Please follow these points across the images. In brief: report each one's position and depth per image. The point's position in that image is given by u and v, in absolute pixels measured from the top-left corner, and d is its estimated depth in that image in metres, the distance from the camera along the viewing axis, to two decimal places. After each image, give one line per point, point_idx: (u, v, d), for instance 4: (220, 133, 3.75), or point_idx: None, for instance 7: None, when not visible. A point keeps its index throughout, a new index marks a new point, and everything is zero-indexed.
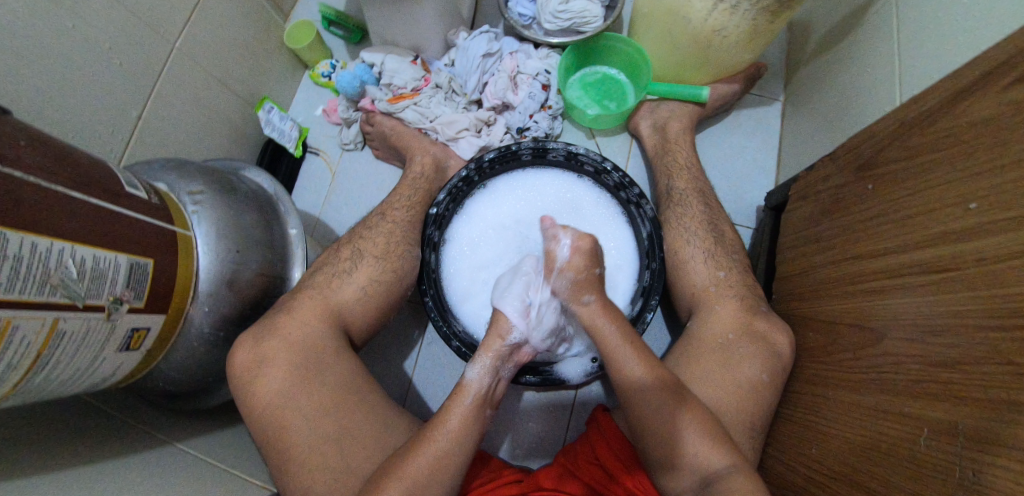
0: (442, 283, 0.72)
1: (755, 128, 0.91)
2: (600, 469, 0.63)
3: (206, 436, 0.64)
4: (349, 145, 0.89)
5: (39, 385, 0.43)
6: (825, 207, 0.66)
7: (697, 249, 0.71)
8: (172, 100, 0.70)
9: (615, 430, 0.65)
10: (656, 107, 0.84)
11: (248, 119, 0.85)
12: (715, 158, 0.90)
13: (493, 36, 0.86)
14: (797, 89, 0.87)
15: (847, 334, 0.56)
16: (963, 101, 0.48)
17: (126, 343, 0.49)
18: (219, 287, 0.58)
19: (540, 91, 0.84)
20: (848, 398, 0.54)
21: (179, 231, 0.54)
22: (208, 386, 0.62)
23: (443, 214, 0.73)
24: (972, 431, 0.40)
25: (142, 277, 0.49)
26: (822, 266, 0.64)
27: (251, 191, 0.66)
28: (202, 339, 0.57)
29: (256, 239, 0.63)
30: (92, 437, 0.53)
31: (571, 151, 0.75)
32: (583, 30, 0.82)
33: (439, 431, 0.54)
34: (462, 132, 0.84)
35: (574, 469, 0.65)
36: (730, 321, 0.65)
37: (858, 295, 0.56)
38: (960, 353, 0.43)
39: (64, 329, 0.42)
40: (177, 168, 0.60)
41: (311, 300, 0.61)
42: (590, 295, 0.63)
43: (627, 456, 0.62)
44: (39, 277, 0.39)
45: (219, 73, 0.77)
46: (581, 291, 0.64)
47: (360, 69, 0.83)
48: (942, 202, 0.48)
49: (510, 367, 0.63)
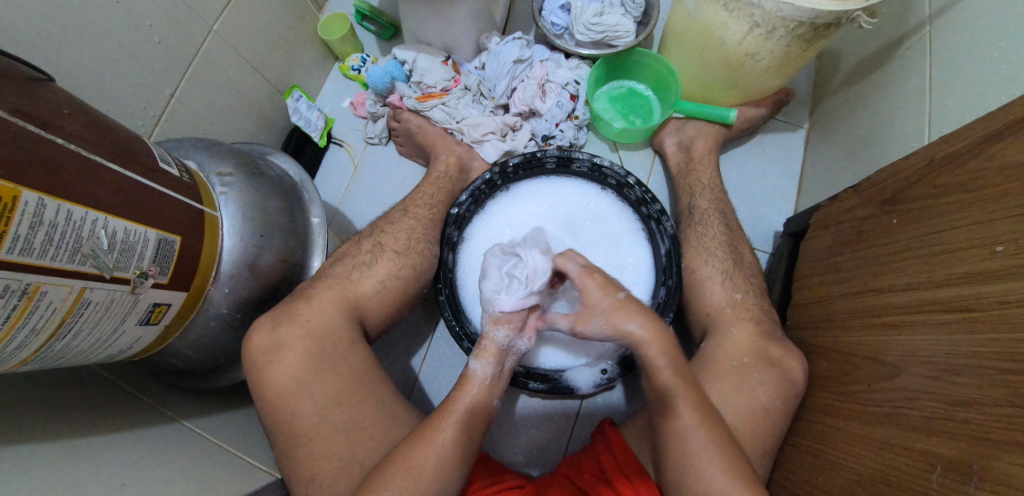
0: (457, 282, 0.73)
1: (778, 153, 0.91)
2: (603, 481, 0.63)
3: (214, 417, 0.64)
4: (374, 139, 0.90)
5: (59, 352, 0.44)
6: (847, 237, 0.66)
7: (715, 270, 0.71)
8: (205, 81, 0.71)
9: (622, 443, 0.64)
10: (682, 125, 0.85)
11: (277, 106, 0.86)
12: (736, 180, 0.90)
13: (526, 43, 0.86)
14: (823, 118, 0.88)
15: (862, 366, 0.56)
16: (996, 143, 0.48)
17: (147, 317, 0.49)
18: (240, 270, 0.58)
19: (568, 101, 0.85)
20: (859, 429, 0.54)
21: (206, 211, 0.54)
22: (219, 367, 0.62)
23: (464, 214, 0.73)
24: (986, 472, 0.40)
25: (168, 253, 0.49)
26: (840, 296, 0.64)
27: (278, 177, 0.67)
28: (219, 319, 0.58)
29: (278, 225, 0.63)
30: (102, 408, 0.53)
31: (595, 162, 0.76)
32: (615, 44, 0.83)
33: (445, 420, 0.55)
34: (487, 135, 0.83)
35: (577, 479, 0.64)
36: (743, 344, 0.65)
37: (875, 328, 0.56)
38: (980, 393, 0.43)
39: (89, 298, 0.43)
40: (208, 148, 0.61)
41: (330, 289, 0.61)
42: (632, 323, 0.57)
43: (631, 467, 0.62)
44: (71, 245, 0.40)
45: (252, 58, 0.78)
46: (624, 318, 0.57)
47: (392, 65, 0.84)
48: (968, 242, 0.48)
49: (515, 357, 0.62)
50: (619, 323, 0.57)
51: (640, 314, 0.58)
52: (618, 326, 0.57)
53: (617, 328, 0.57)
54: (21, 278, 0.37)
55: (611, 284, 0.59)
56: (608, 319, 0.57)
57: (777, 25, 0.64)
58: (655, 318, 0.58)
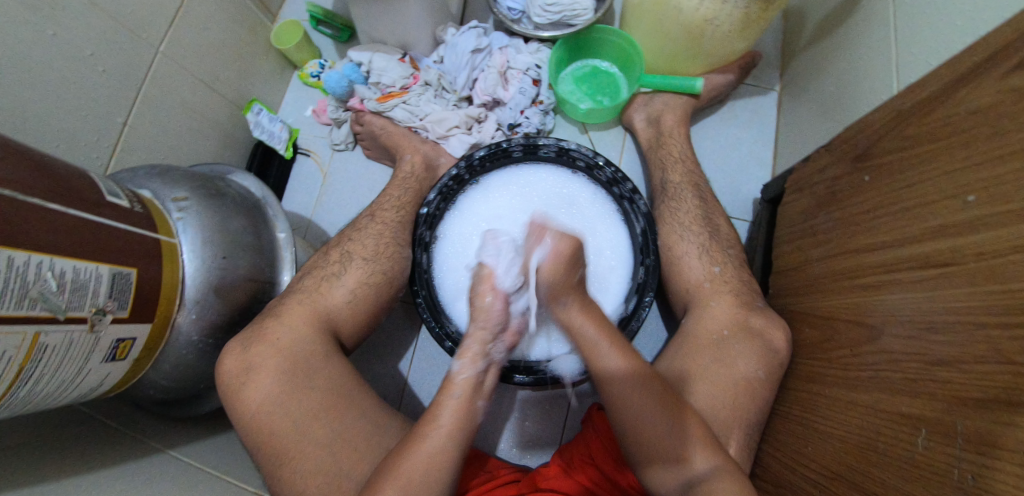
0: (434, 282, 0.71)
1: (752, 119, 0.89)
2: (596, 469, 0.64)
3: (201, 442, 0.64)
4: (339, 145, 0.88)
5: (25, 398, 0.43)
6: (821, 199, 0.65)
7: (692, 245, 0.70)
8: (157, 105, 0.69)
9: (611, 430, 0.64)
10: (649, 100, 0.83)
11: (237, 121, 0.84)
12: (711, 150, 0.89)
13: (483, 31, 0.84)
14: (794, 77, 0.85)
15: (844, 330, 0.55)
16: (959, 90, 0.47)
17: (113, 353, 0.49)
18: (206, 294, 0.57)
19: (531, 86, 0.82)
20: (844, 395, 0.53)
21: (162, 239, 0.54)
22: (200, 392, 0.62)
23: (434, 214, 0.72)
24: (970, 431, 0.39)
25: (125, 286, 0.48)
26: (818, 260, 0.62)
27: (238, 195, 0.66)
28: (191, 346, 0.57)
29: (243, 244, 0.62)
30: (83, 446, 0.53)
31: (562, 146, 0.74)
32: (574, 23, 0.80)
33: (431, 429, 0.54)
34: (452, 129, 0.82)
35: (570, 469, 0.65)
36: (725, 318, 0.64)
37: (854, 290, 0.55)
38: (958, 351, 0.42)
39: (46, 342, 0.42)
40: (162, 174, 0.60)
41: (300, 304, 0.60)
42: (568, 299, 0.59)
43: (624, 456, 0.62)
44: (18, 290, 0.39)
45: (205, 76, 0.76)
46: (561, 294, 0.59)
47: (348, 68, 0.82)
48: (939, 194, 0.46)
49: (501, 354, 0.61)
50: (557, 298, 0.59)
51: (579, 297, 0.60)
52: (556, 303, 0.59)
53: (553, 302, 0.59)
54: None
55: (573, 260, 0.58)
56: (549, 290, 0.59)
57: None
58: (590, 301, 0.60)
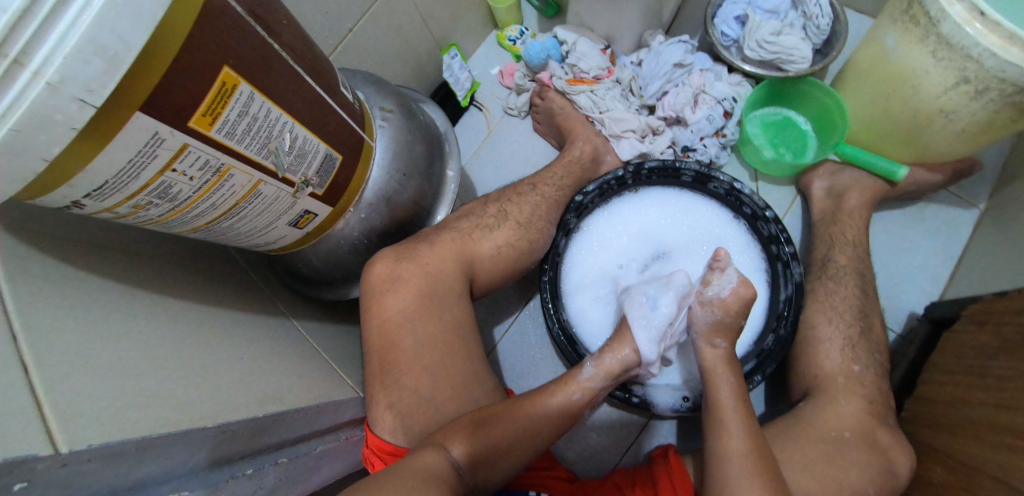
0: (563, 268, 0.72)
1: (940, 229, 0.81)
2: None
3: (319, 326, 0.69)
4: (513, 111, 0.91)
5: (224, 229, 0.49)
6: (1007, 341, 0.58)
7: (838, 333, 0.66)
8: (382, 21, 0.75)
9: (683, 475, 0.62)
10: (838, 172, 0.78)
11: (433, 59, 0.89)
12: (882, 245, 0.82)
13: (689, 48, 0.83)
14: (1008, 202, 0.76)
15: (990, 486, 0.49)
16: None
17: (296, 221, 0.54)
18: (379, 201, 0.61)
19: (721, 117, 0.80)
20: None
21: (366, 139, 0.58)
22: (335, 283, 0.67)
23: (586, 204, 0.73)
24: None
25: (329, 168, 0.53)
26: (979, 402, 0.56)
27: (426, 124, 0.70)
28: (349, 241, 0.62)
29: (419, 168, 0.66)
30: (236, 290, 0.59)
31: (734, 186, 0.72)
32: (785, 68, 0.77)
33: (533, 406, 0.55)
34: (627, 132, 0.81)
35: (626, 490, 0.63)
36: (850, 419, 0.60)
37: (1019, 449, 0.48)
38: None
39: (261, 191, 0.48)
40: (376, 84, 0.65)
41: (450, 240, 0.63)
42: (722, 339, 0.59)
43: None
44: (262, 139, 0.44)
45: (425, 9, 0.81)
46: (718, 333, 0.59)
47: (551, 43, 0.84)
48: None
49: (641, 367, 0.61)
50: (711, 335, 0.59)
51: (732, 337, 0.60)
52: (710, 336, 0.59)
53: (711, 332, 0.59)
54: (219, 156, 0.41)
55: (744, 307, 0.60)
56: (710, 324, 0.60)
57: (992, 86, 0.56)
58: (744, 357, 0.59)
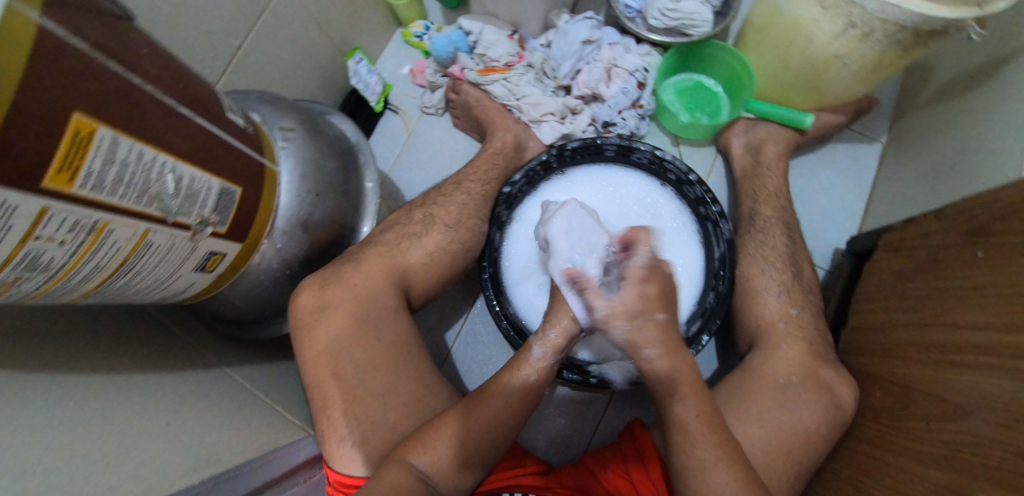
0: (502, 262, 0.71)
1: (850, 166, 0.85)
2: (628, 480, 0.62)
3: (255, 366, 0.65)
4: (430, 109, 0.88)
5: (119, 289, 0.45)
6: (921, 264, 0.62)
7: (772, 281, 0.68)
8: (272, 34, 0.70)
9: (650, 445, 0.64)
10: (752, 126, 0.80)
11: (337, 66, 0.85)
12: (801, 190, 0.85)
13: (596, 24, 0.82)
14: (905, 133, 0.81)
15: (924, 402, 0.53)
16: None
17: (203, 264, 0.50)
18: (294, 227, 0.58)
19: (635, 89, 0.80)
20: (910, 466, 0.51)
21: (267, 164, 0.54)
22: (264, 319, 0.63)
23: (516, 194, 0.71)
24: None
25: (229, 203, 0.49)
26: (905, 324, 0.60)
27: (336, 137, 0.66)
28: (270, 274, 0.58)
29: (334, 185, 0.63)
30: (153, 349, 0.54)
31: (657, 155, 0.73)
32: (690, 33, 0.77)
33: (490, 398, 0.53)
34: (547, 115, 0.80)
35: (601, 474, 0.64)
36: (792, 362, 0.62)
37: (947, 367, 0.52)
38: None
39: (152, 240, 0.43)
40: (272, 102, 0.61)
41: (379, 256, 0.60)
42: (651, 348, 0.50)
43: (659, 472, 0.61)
44: (140, 186, 0.40)
45: (319, 15, 0.77)
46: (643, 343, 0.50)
47: (456, 35, 0.81)
48: None
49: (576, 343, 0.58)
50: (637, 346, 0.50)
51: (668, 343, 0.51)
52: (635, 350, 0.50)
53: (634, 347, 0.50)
54: (90, 214, 0.37)
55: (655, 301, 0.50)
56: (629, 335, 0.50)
57: (878, 27, 0.59)
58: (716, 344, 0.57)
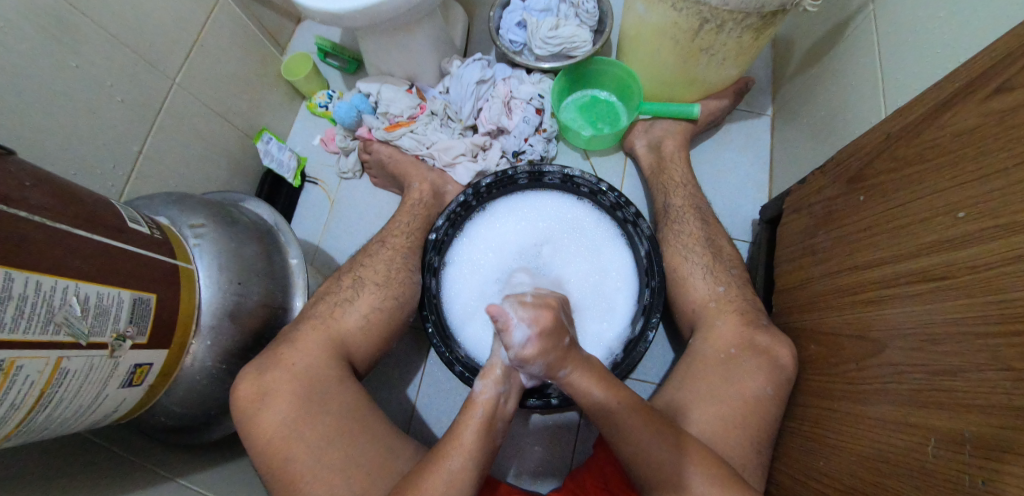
0: (443, 307, 0.72)
1: (747, 143, 0.92)
2: (611, 491, 0.63)
3: (212, 470, 0.63)
4: (347, 174, 0.90)
5: (42, 424, 0.43)
6: (819, 218, 0.66)
7: (696, 266, 0.72)
8: (171, 134, 0.71)
9: (626, 451, 0.64)
10: (650, 126, 0.86)
11: (247, 151, 0.86)
12: (709, 174, 0.92)
13: (486, 63, 0.87)
14: (784, 103, 0.89)
15: (849, 345, 0.55)
16: (947, 111, 0.49)
17: (130, 379, 0.49)
18: (220, 320, 0.58)
19: (534, 115, 0.85)
20: (854, 408, 0.51)
21: (181, 264, 0.55)
22: (211, 419, 0.62)
23: (444, 239, 0.73)
24: (978, 437, 0.38)
25: (144, 311, 0.49)
26: (820, 277, 0.63)
27: (252, 222, 0.67)
28: (204, 372, 0.57)
29: (256, 270, 0.63)
30: (94, 476, 0.52)
31: (566, 173, 0.76)
32: (574, 55, 0.84)
33: (453, 447, 0.54)
34: (458, 157, 0.84)
35: (584, 492, 0.64)
36: (729, 335, 0.66)
37: (857, 307, 0.55)
38: (961, 359, 0.41)
39: (67, 367, 0.42)
40: (178, 202, 0.61)
41: (313, 329, 0.61)
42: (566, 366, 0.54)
43: (637, 474, 0.62)
44: (43, 315, 0.40)
45: (218, 107, 0.78)
46: (558, 336, 0.60)
47: (357, 100, 0.84)
48: (932, 212, 0.48)
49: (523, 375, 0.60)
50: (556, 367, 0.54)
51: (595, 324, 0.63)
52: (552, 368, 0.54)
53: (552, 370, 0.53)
54: None
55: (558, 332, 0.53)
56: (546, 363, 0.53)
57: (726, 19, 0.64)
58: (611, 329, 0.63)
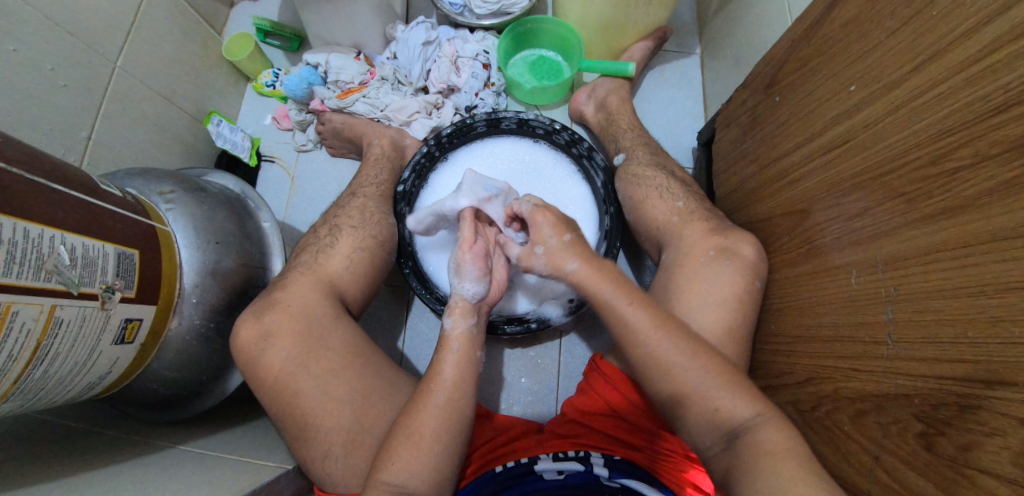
0: (418, 253, 0.79)
1: (680, 80, 1.01)
2: (610, 415, 0.66)
3: (211, 436, 0.64)
4: (305, 146, 0.91)
5: (40, 381, 0.44)
6: (746, 126, 0.74)
7: (651, 189, 0.76)
8: (119, 118, 0.70)
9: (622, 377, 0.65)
10: (593, 89, 0.93)
11: (198, 134, 0.85)
12: (651, 111, 0.99)
13: (430, 26, 0.90)
14: (709, 40, 0.98)
15: (782, 222, 0.63)
16: (834, 10, 0.57)
17: (121, 336, 0.50)
18: (203, 279, 0.59)
19: (482, 70, 0.90)
20: (791, 272, 0.60)
21: (157, 227, 0.55)
22: (201, 387, 0.63)
23: (410, 191, 0.79)
24: (885, 256, 0.46)
25: (130, 266, 0.49)
26: (752, 176, 0.71)
27: (219, 191, 0.67)
28: (194, 331, 0.58)
29: (231, 232, 0.64)
30: (93, 449, 0.52)
31: (521, 118, 0.83)
32: (511, 11, 0.89)
33: (435, 384, 0.57)
34: (413, 115, 0.87)
35: (585, 420, 0.66)
36: (696, 240, 0.69)
37: (785, 189, 0.63)
38: (867, 201, 0.49)
39: (61, 317, 0.43)
40: (142, 173, 0.61)
41: (303, 276, 0.64)
42: (572, 261, 0.59)
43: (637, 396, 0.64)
44: (34, 263, 0.40)
45: (163, 91, 0.78)
46: (563, 258, 0.59)
47: (306, 72, 0.86)
48: (833, 92, 0.56)
49: (487, 303, 0.64)
50: (560, 264, 0.59)
51: (580, 253, 0.59)
52: (558, 264, 0.59)
53: (556, 267, 0.59)
54: None
55: (560, 225, 0.60)
56: (547, 260, 0.59)
57: None
58: (595, 256, 0.60)
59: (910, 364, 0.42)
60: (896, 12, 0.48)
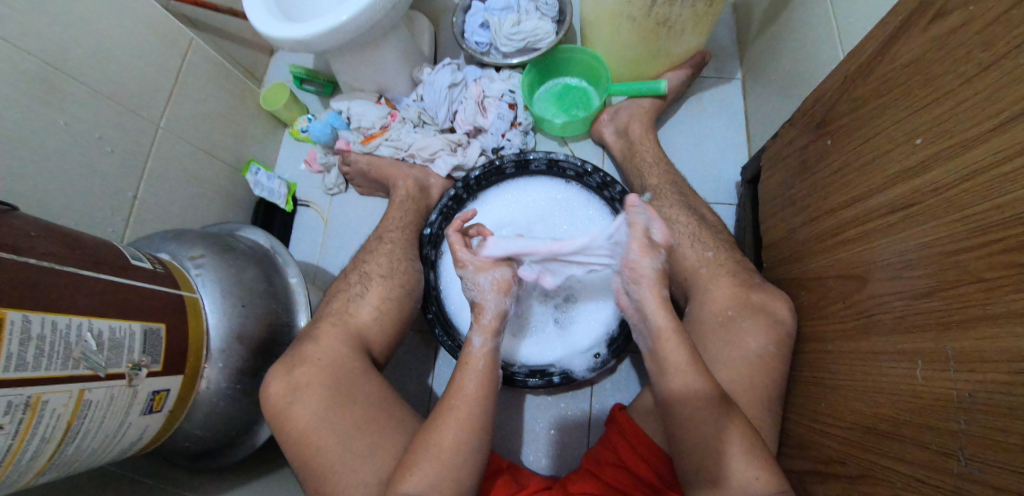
0: (442, 298, 0.77)
1: (721, 108, 0.94)
2: (625, 472, 0.62)
3: (239, 489, 0.65)
4: (333, 190, 0.93)
5: (73, 456, 0.45)
6: (794, 169, 0.67)
7: (683, 236, 0.71)
8: (163, 175, 0.74)
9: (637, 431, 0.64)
10: (616, 112, 0.87)
11: (238, 182, 0.89)
12: (689, 143, 0.93)
13: (456, 67, 0.90)
14: (752, 64, 0.91)
15: (835, 285, 0.56)
16: (893, 47, 0.50)
17: (149, 406, 0.52)
18: (230, 343, 0.61)
19: (507, 111, 0.87)
20: (844, 345, 0.53)
21: (186, 295, 0.57)
22: (233, 440, 0.65)
23: (437, 233, 0.79)
24: (959, 352, 0.39)
25: (156, 341, 0.51)
26: (802, 225, 0.64)
27: (249, 248, 0.69)
28: (221, 393, 0.60)
29: (259, 291, 0.66)
30: None
31: (551, 157, 0.79)
32: (539, 47, 0.86)
33: (455, 398, 0.55)
34: (436, 152, 0.86)
35: (598, 472, 0.63)
36: (726, 298, 0.65)
37: (838, 247, 0.56)
38: (935, 280, 0.42)
39: (90, 399, 0.44)
40: (176, 237, 0.64)
41: (331, 327, 0.64)
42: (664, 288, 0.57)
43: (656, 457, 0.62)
44: (62, 352, 0.42)
45: (204, 144, 0.81)
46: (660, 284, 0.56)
47: (330, 117, 0.88)
48: (894, 143, 0.49)
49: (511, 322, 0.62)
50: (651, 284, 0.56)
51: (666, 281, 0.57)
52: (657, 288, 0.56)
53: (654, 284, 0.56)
54: (21, 391, 0.39)
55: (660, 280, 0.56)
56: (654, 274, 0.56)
57: None
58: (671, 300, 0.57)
59: (991, 491, 0.36)
60: (973, 54, 0.41)
